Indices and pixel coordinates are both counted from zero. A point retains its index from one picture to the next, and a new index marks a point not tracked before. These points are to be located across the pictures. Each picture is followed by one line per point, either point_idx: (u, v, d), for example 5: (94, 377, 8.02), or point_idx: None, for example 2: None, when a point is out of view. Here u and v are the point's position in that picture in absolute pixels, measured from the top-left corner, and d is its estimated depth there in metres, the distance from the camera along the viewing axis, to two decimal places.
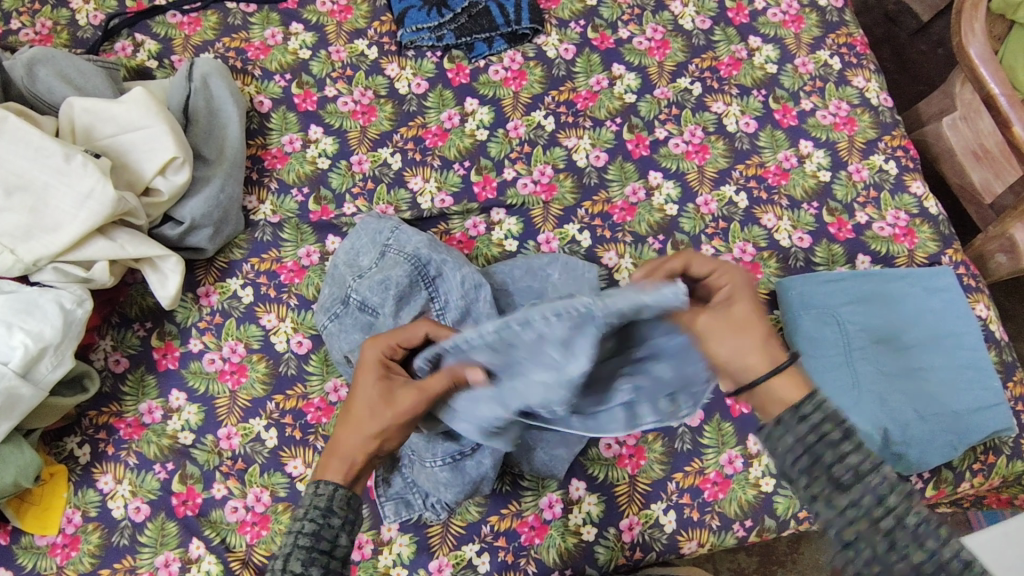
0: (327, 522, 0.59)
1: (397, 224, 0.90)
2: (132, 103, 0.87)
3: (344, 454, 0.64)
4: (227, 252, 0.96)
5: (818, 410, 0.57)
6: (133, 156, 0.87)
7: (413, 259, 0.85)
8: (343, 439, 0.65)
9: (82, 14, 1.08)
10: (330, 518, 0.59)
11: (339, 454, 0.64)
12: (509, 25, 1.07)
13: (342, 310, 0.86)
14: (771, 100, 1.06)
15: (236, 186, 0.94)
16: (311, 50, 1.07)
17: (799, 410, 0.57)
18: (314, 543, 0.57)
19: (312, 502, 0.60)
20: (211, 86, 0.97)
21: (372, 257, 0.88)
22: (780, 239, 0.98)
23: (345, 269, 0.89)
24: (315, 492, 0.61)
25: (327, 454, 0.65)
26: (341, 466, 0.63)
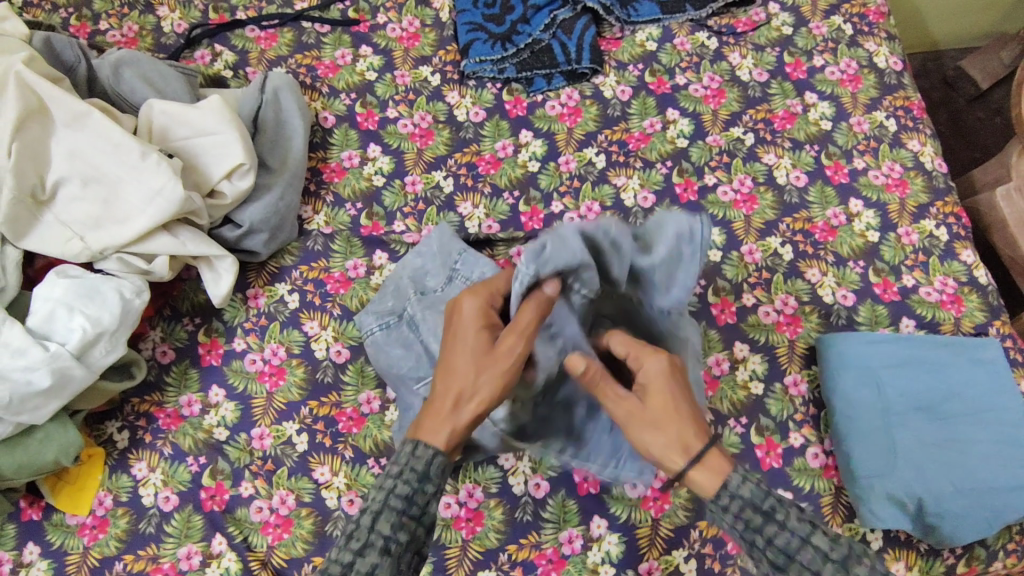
0: (422, 488, 0.61)
1: (464, 247, 0.95)
2: (207, 109, 0.91)
3: (446, 411, 0.64)
4: (279, 258, 0.99)
5: None
6: (202, 159, 0.91)
7: (476, 285, 0.91)
8: (447, 393, 0.65)
9: (167, 22, 1.16)
10: (425, 484, 0.61)
11: (446, 414, 0.64)
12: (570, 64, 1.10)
13: (394, 322, 0.90)
14: (823, 156, 1.06)
15: (294, 195, 0.98)
16: (378, 72, 1.12)
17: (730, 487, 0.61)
18: (405, 508, 0.59)
19: (411, 462, 0.62)
20: (281, 99, 1.01)
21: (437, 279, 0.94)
22: (823, 295, 0.97)
23: (408, 283, 0.94)
24: (412, 451, 0.63)
25: (425, 413, 0.66)
26: (441, 423, 0.64)
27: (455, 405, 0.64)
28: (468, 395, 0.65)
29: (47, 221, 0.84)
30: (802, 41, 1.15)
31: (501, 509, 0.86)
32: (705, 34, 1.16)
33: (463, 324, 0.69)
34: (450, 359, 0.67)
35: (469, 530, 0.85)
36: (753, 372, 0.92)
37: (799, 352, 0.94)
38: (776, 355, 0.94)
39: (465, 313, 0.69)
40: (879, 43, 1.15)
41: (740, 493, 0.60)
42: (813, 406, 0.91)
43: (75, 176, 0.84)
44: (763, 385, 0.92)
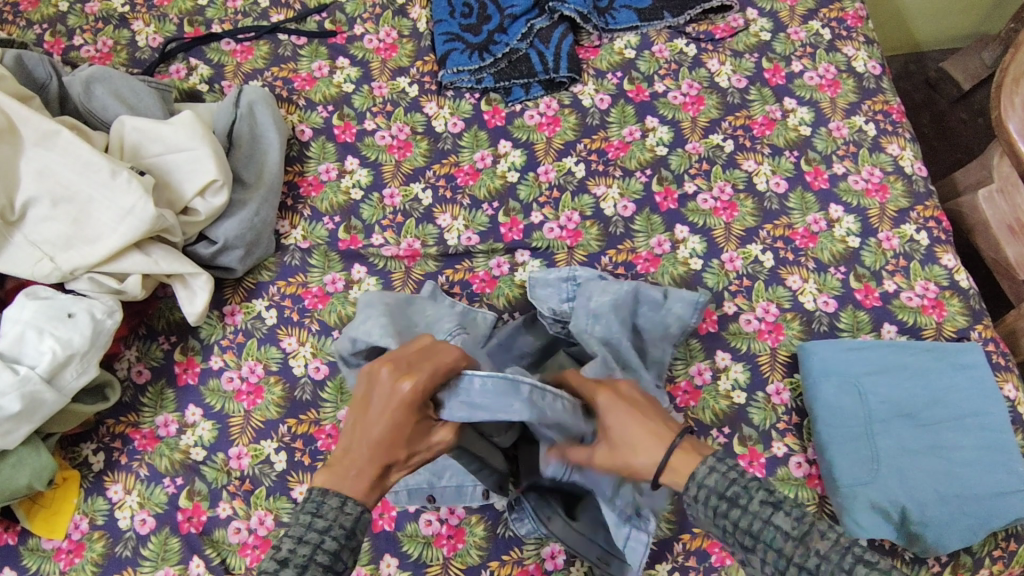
0: (347, 543, 0.59)
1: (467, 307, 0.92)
2: (181, 125, 0.89)
3: (373, 474, 0.62)
4: (256, 273, 0.98)
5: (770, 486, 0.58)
6: (175, 176, 0.89)
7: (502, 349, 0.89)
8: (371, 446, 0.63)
9: (142, 37, 1.15)
10: (350, 539, 0.59)
11: (363, 474, 0.62)
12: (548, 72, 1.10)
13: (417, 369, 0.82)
14: (803, 161, 1.06)
15: (270, 210, 0.97)
16: (355, 84, 1.12)
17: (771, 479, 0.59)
18: (332, 562, 0.57)
19: (337, 519, 0.59)
20: (256, 113, 1.00)
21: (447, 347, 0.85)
22: (804, 302, 0.97)
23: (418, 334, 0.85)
24: (339, 508, 0.60)
25: (347, 467, 0.62)
26: (361, 479, 0.62)
27: (357, 470, 0.62)
28: (387, 468, 0.63)
29: (17, 242, 0.83)
30: (780, 47, 1.15)
31: (483, 525, 0.85)
32: (683, 41, 1.16)
33: (394, 403, 0.63)
34: (368, 424, 0.63)
35: (450, 547, 0.84)
36: (735, 381, 0.92)
37: (781, 360, 0.93)
38: (757, 363, 0.93)
39: (398, 396, 0.63)
40: (857, 47, 1.16)
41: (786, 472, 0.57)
42: (796, 414, 0.91)
43: (44, 196, 0.82)
44: (745, 394, 0.91)
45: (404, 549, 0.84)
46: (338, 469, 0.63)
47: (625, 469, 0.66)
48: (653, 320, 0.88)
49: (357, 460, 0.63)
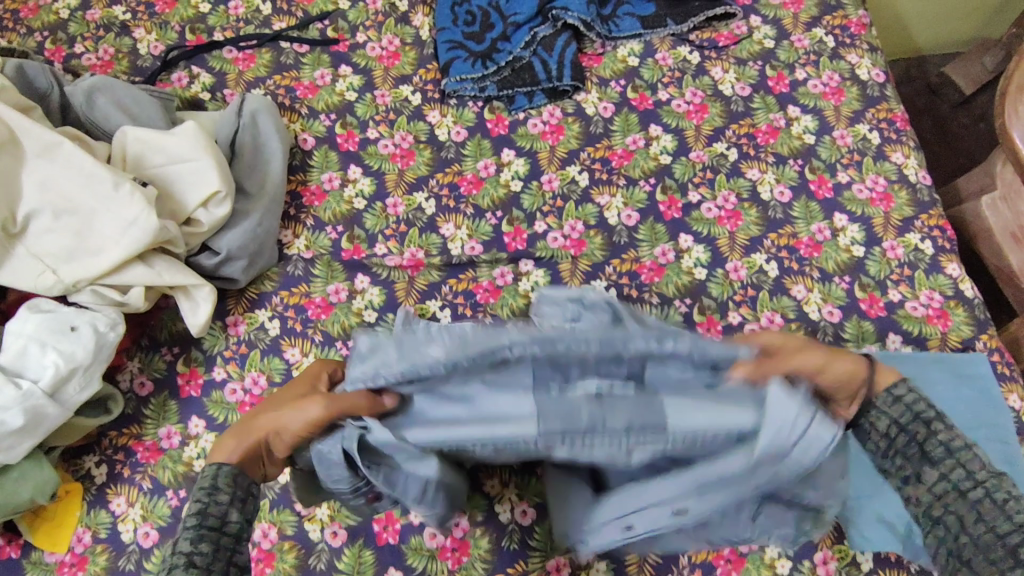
0: (214, 500, 0.58)
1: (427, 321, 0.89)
2: (184, 136, 0.89)
3: (257, 436, 0.64)
4: (258, 283, 0.98)
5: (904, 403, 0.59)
6: (178, 187, 0.89)
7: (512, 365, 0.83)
8: (249, 427, 0.66)
9: (144, 45, 1.15)
10: (216, 494, 0.59)
11: (248, 435, 0.64)
12: (551, 69, 1.10)
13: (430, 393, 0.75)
14: (807, 170, 1.06)
15: (273, 221, 0.97)
16: (358, 92, 1.11)
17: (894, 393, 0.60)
18: (200, 522, 0.57)
19: (215, 478, 0.60)
20: (259, 122, 1.00)
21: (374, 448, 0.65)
22: (809, 312, 0.96)
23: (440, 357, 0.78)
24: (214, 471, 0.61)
25: (234, 436, 0.65)
26: (244, 447, 0.63)
27: (251, 430, 0.64)
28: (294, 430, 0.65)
29: (19, 254, 0.82)
30: (783, 55, 1.15)
31: (487, 538, 0.85)
32: (686, 48, 1.16)
33: (303, 380, 0.72)
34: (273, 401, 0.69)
35: (455, 560, 0.84)
36: None
37: None
38: None
39: (309, 375, 0.73)
40: (861, 54, 1.16)
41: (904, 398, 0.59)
42: None
43: (46, 208, 0.82)
44: None
45: (408, 563, 0.84)
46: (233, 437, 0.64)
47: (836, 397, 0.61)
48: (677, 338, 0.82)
49: (258, 424, 0.65)
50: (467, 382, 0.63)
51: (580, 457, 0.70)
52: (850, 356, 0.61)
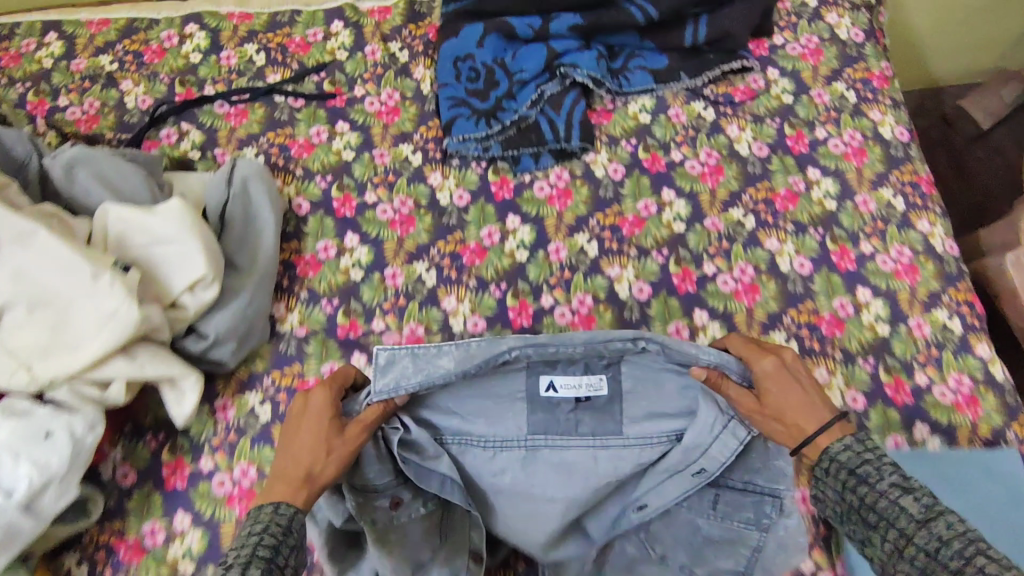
0: (286, 539, 0.63)
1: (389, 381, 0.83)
2: (170, 213, 0.84)
3: (297, 478, 0.67)
4: (249, 364, 0.93)
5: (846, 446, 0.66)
6: (163, 269, 0.84)
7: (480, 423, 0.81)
8: (300, 468, 0.68)
9: (130, 98, 1.09)
10: (288, 535, 0.63)
11: (291, 481, 0.67)
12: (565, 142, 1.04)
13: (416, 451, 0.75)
14: (828, 239, 1.01)
15: (264, 297, 0.92)
16: (355, 151, 1.06)
17: (838, 459, 0.65)
18: (272, 558, 0.60)
19: (273, 520, 0.63)
20: (250, 190, 0.95)
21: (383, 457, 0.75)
22: (832, 398, 0.91)
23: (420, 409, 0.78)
24: (273, 512, 0.65)
25: (279, 484, 0.67)
26: (289, 485, 0.67)
27: (289, 473, 0.68)
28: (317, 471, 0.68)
29: None
30: (803, 112, 1.10)
31: None
32: (701, 103, 1.10)
33: (307, 417, 0.72)
34: (290, 445, 0.71)
35: None
36: None
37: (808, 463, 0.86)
38: None
39: (310, 408, 0.73)
40: (884, 111, 1.10)
41: (838, 457, 0.65)
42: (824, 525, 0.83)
43: (20, 301, 0.77)
44: None
45: None
46: (275, 484, 0.68)
47: (779, 432, 0.69)
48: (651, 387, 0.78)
49: (287, 466, 0.69)
50: (460, 401, 0.78)
51: (573, 458, 0.77)
52: (810, 406, 0.69)
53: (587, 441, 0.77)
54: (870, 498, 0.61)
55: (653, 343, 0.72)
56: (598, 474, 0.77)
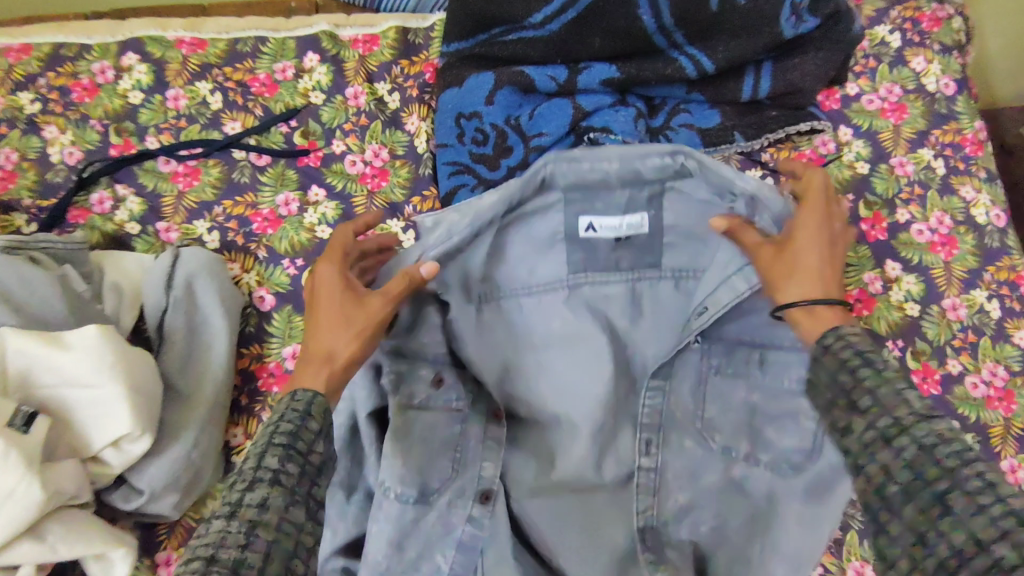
0: (306, 425, 0.51)
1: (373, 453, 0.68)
2: (84, 350, 0.66)
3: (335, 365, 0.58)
4: (199, 507, 0.76)
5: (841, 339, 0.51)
6: (80, 418, 0.67)
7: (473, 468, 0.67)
8: (322, 347, 0.59)
9: (56, 149, 0.89)
10: (308, 423, 0.51)
11: (315, 363, 0.58)
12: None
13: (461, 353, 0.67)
14: (908, 355, 0.83)
15: (216, 432, 0.74)
16: (332, 227, 0.86)
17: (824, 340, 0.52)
18: (281, 469, 0.47)
19: (294, 422, 0.51)
20: (196, 293, 0.77)
21: (405, 351, 0.65)
22: None
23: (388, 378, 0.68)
24: (290, 399, 0.53)
25: (312, 361, 0.59)
26: (324, 382, 0.58)
27: (329, 357, 0.59)
28: (341, 352, 0.59)
29: None
30: (881, 184, 0.90)
31: None
32: (758, 172, 0.89)
33: (324, 289, 0.61)
34: (313, 336, 0.60)
35: None
36: None
37: None
38: None
39: (324, 277, 0.62)
40: (978, 186, 0.91)
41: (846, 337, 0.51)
42: None
43: None
44: None
45: None
46: (309, 365, 0.59)
47: (771, 288, 0.58)
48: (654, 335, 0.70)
49: (327, 346, 0.59)
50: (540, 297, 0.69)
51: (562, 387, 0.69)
52: (822, 283, 0.56)
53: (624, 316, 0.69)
54: (868, 380, 0.47)
55: (692, 159, 0.61)
56: (647, 346, 0.71)
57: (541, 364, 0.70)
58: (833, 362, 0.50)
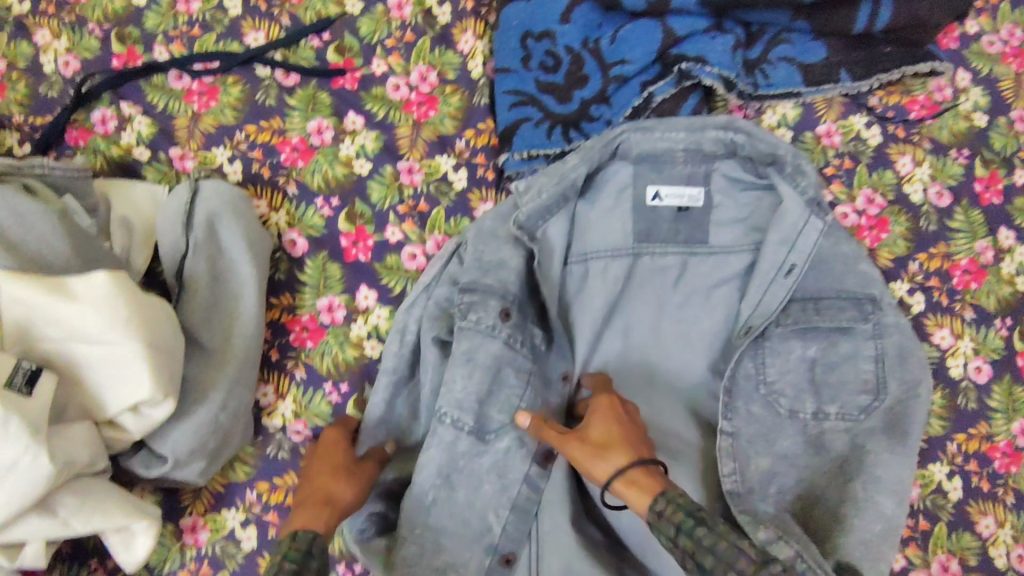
0: (308, 563, 0.49)
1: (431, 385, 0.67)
2: (91, 301, 0.56)
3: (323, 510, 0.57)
4: (226, 471, 0.70)
5: (670, 504, 0.51)
6: (91, 378, 0.58)
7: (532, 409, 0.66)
8: (321, 493, 0.59)
9: (48, 57, 0.77)
10: (309, 560, 0.50)
11: (314, 504, 0.57)
12: (665, 200, 0.72)
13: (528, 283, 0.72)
14: (1016, 335, 0.75)
15: (247, 393, 0.65)
16: (372, 162, 0.75)
17: (653, 508, 0.52)
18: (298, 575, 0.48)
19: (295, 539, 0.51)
20: (220, 233, 0.66)
21: (474, 284, 0.65)
22: (995, 558, 0.70)
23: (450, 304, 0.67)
24: (292, 538, 0.52)
25: (308, 509, 0.57)
26: (310, 513, 0.57)
27: (330, 500, 0.58)
28: (334, 498, 0.59)
29: None
30: (1001, 141, 0.80)
31: None
32: (862, 118, 0.79)
33: (326, 449, 0.65)
34: (308, 471, 0.63)
35: None
36: None
37: None
38: None
39: (325, 441, 0.66)
40: None
41: (676, 500, 0.51)
42: None
43: None
44: None
45: None
46: (304, 508, 0.57)
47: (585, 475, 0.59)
48: (711, 267, 0.73)
49: (330, 493, 0.59)
50: (606, 233, 0.73)
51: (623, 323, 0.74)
52: (630, 444, 0.58)
53: (680, 247, 0.73)
54: (705, 538, 0.47)
55: (742, 133, 0.70)
56: (717, 294, 0.73)
57: (601, 328, 0.73)
58: (670, 525, 0.50)
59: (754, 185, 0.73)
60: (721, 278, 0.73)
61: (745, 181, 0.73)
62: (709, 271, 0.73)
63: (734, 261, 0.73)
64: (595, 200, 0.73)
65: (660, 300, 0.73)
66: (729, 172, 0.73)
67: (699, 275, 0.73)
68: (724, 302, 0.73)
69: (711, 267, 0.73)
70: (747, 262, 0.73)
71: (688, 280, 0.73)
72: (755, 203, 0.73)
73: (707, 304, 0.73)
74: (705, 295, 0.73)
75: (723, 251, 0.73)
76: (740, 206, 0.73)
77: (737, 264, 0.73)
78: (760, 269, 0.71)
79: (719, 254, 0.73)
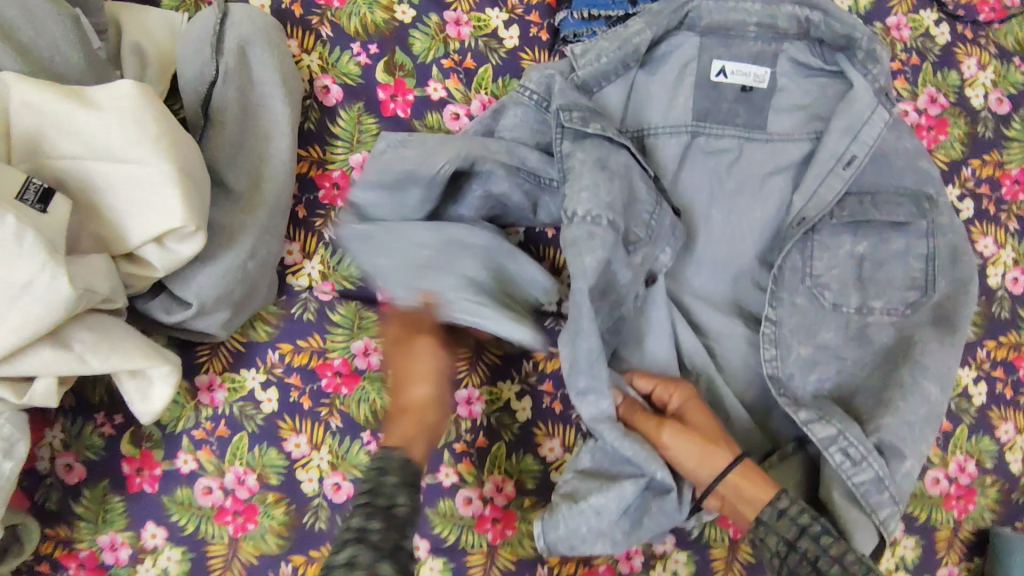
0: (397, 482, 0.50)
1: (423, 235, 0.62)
2: (118, 116, 0.51)
3: (428, 422, 0.55)
4: (247, 329, 0.66)
5: (795, 504, 0.55)
6: (110, 203, 0.52)
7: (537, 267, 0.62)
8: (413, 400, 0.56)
9: None
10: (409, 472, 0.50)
11: (406, 418, 0.55)
12: (731, 76, 0.68)
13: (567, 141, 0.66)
14: None
15: (276, 243, 0.61)
16: (417, 10, 0.69)
17: (778, 505, 0.55)
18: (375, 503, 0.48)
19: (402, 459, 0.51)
20: (252, 66, 0.60)
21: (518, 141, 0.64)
22: (1011, 462, 0.72)
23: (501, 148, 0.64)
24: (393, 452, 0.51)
25: (407, 418, 0.55)
26: (418, 429, 0.54)
27: (422, 414, 0.55)
28: (427, 407, 0.56)
29: None
30: None
31: None
32: (932, 14, 0.76)
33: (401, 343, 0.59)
34: (409, 369, 0.58)
35: None
36: (902, 561, 0.69)
37: (964, 538, 0.71)
38: (936, 539, 0.70)
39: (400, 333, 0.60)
40: None
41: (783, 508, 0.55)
42: None
43: None
44: None
45: None
46: (399, 422, 0.55)
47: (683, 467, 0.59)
48: (771, 153, 0.69)
49: (418, 405, 0.56)
50: (666, 106, 0.69)
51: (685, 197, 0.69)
52: (712, 455, 0.58)
53: (740, 130, 0.69)
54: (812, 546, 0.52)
55: (819, 12, 0.66)
56: (772, 181, 0.69)
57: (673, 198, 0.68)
58: (790, 529, 0.54)
59: (820, 73, 0.69)
60: (778, 164, 0.69)
61: (813, 67, 0.69)
62: (767, 155, 0.69)
63: (795, 149, 0.69)
64: (657, 73, 0.69)
65: (712, 180, 0.69)
66: (798, 55, 0.68)
67: (756, 161, 0.69)
68: (778, 191, 0.69)
69: (768, 151, 0.69)
70: (807, 151, 0.69)
71: (745, 165, 0.69)
72: (820, 91, 0.69)
73: (760, 191, 0.69)
74: (761, 182, 0.69)
75: (782, 138, 0.69)
76: (806, 92, 0.69)
77: (794, 155, 0.69)
78: (820, 155, 0.67)
79: (778, 140, 0.69)
